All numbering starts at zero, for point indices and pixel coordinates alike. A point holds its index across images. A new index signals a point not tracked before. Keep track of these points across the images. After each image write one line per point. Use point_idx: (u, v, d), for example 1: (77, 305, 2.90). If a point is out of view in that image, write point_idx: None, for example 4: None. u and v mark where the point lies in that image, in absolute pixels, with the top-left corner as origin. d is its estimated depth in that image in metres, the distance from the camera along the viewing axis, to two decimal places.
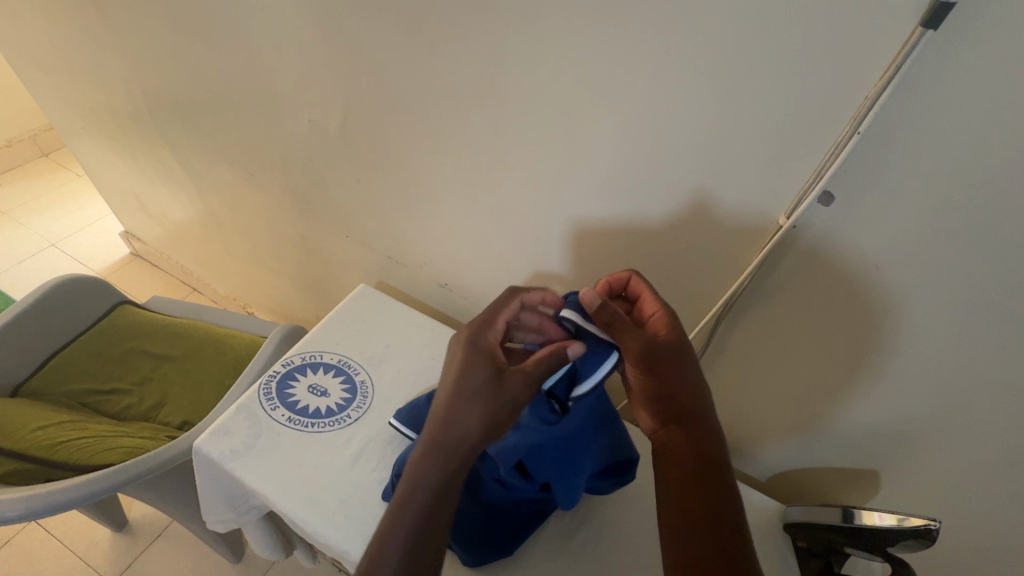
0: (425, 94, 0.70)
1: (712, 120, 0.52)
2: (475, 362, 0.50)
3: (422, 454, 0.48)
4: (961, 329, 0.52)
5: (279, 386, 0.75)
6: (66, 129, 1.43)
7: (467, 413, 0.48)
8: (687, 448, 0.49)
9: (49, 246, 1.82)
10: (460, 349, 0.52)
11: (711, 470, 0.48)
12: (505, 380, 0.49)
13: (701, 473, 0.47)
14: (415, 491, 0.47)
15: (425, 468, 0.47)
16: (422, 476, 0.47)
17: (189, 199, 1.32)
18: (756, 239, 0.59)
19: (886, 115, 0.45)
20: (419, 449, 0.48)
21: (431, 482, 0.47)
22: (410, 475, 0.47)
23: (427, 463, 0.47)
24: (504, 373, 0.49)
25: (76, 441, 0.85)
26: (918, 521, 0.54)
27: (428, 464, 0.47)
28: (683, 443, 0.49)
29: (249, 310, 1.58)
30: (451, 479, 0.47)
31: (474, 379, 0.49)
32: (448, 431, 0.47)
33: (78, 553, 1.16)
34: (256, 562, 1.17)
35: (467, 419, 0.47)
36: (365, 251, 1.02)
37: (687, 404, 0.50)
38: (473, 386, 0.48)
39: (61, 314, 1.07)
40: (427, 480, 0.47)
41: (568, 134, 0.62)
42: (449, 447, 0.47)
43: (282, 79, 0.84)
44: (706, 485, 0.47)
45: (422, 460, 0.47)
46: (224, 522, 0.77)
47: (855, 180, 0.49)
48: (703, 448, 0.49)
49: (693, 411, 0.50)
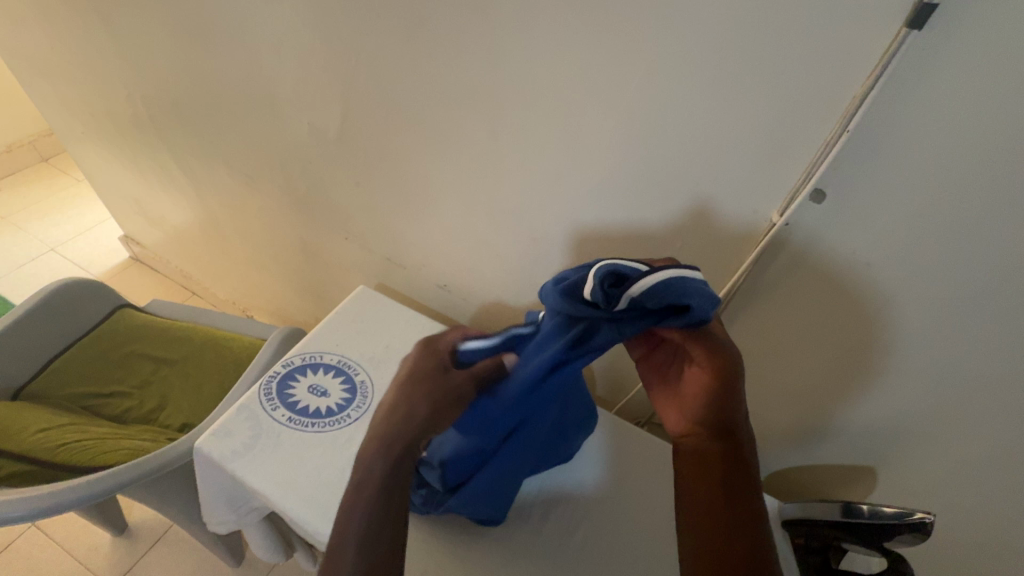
0: (423, 97, 0.71)
1: (706, 121, 0.53)
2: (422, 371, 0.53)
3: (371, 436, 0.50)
4: (952, 323, 0.53)
5: (279, 386, 0.76)
6: (66, 133, 1.43)
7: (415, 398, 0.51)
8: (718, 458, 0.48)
9: (48, 251, 1.82)
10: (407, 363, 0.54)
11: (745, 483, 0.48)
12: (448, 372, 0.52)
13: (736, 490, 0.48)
14: (366, 491, 0.46)
15: (373, 453, 0.48)
16: (366, 468, 0.48)
17: (189, 203, 1.33)
18: (749, 238, 0.59)
19: (874, 114, 0.46)
20: (361, 448, 0.50)
21: (383, 461, 0.48)
22: (356, 475, 0.48)
23: (372, 450, 0.49)
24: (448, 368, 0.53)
25: (77, 443, 0.85)
26: (915, 514, 0.55)
27: (374, 452, 0.48)
28: (723, 458, 0.48)
29: (249, 313, 1.59)
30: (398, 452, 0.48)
31: (420, 368, 0.53)
32: (386, 422, 0.49)
33: (78, 556, 1.16)
34: (257, 565, 1.17)
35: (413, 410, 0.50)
36: (364, 253, 1.03)
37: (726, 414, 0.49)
38: (424, 373, 0.52)
39: (61, 317, 1.07)
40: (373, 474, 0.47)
41: (563, 135, 0.63)
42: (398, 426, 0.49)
43: (281, 82, 0.84)
44: (739, 501, 0.47)
45: (368, 450, 0.49)
46: (225, 522, 0.77)
47: (845, 179, 0.50)
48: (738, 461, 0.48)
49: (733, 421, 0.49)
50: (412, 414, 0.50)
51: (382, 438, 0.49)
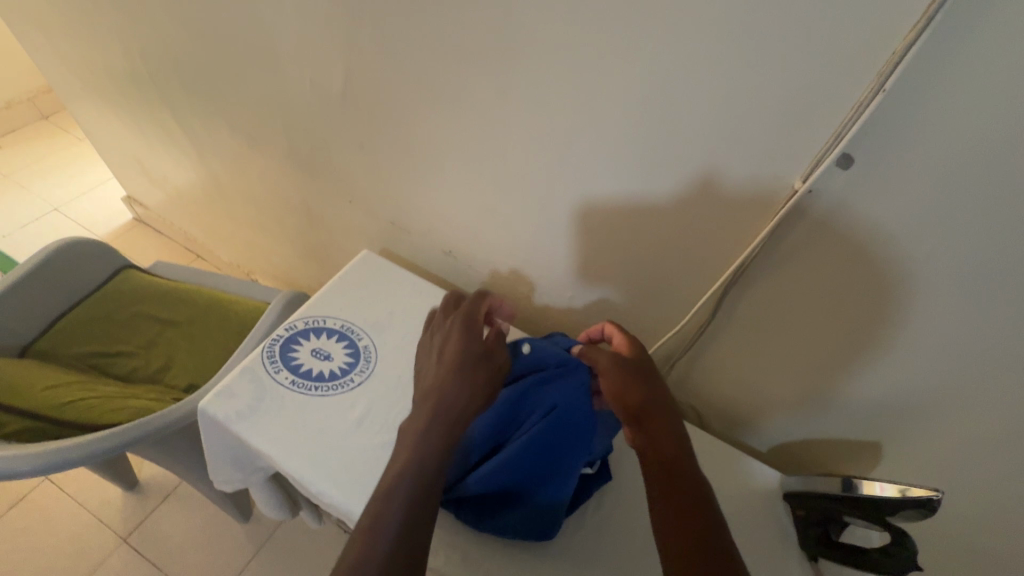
0: (429, 52, 0.67)
1: (730, 80, 0.50)
2: (471, 339, 0.60)
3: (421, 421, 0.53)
4: (976, 299, 0.51)
5: (282, 349, 0.76)
6: (63, 88, 1.40)
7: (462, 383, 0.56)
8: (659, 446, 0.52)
9: (52, 211, 1.81)
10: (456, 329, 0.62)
11: (687, 472, 0.51)
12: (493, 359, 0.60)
13: (679, 481, 0.49)
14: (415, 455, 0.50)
15: (419, 436, 0.51)
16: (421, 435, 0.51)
17: (191, 163, 1.30)
18: (767, 206, 0.57)
19: (914, 72, 0.42)
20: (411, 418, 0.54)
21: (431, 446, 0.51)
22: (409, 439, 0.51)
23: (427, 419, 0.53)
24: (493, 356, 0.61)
25: (83, 401, 0.86)
26: (920, 492, 0.53)
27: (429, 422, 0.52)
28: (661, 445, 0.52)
29: (253, 277, 1.58)
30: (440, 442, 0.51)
31: (469, 352, 0.59)
32: (443, 406, 0.54)
33: (91, 510, 1.20)
34: (264, 522, 1.20)
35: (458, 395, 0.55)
36: (368, 217, 1.01)
37: (658, 406, 0.55)
38: (473, 356, 0.59)
39: (64, 276, 1.06)
40: (422, 448, 0.51)
41: (576, 93, 0.60)
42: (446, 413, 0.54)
43: (280, 35, 0.81)
44: (687, 487, 0.49)
45: (422, 429, 0.52)
46: (230, 481, 0.78)
47: (876, 143, 0.47)
48: (676, 452, 0.52)
49: (665, 411, 0.55)
50: (458, 398, 0.55)
51: (438, 418, 0.53)
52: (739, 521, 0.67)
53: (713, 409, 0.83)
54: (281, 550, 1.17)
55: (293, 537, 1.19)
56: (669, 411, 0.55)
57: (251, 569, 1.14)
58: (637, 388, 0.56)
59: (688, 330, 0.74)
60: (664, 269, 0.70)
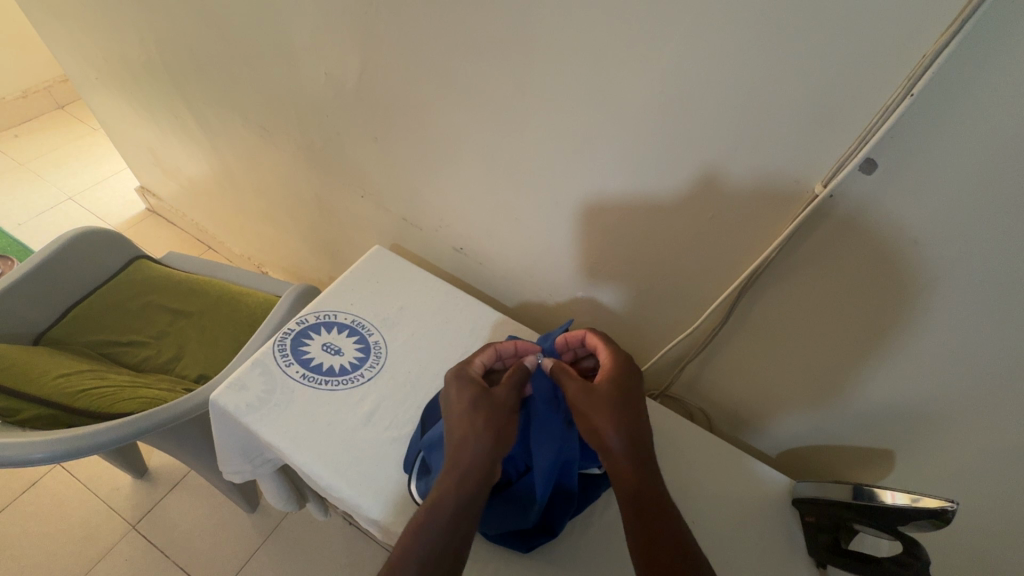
0: (447, 47, 0.67)
1: (754, 80, 0.49)
2: (466, 385, 0.60)
3: (441, 483, 0.52)
4: (997, 308, 0.50)
5: (293, 342, 0.76)
6: (80, 78, 1.41)
7: (477, 442, 0.54)
8: (636, 479, 0.53)
9: (67, 200, 1.83)
10: (450, 384, 0.61)
11: (659, 503, 0.52)
12: (493, 393, 0.59)
13: (653, 511, 0.51)
14: (466, 479, 0.52)
15: (434, 502, 0.50)
16: (467, 457, 0.53)
17: (204, 155, 1.31)
18: (785, 209, 0.56)
19: (944, 74, 0.42)
20: (454, 435, 0.55)
21: (444, 512, 0.49)
22: (459, 461, 0.53)
23: (478, 437, 0.54)
24: (492, 392, 0.59)
25: (99, 389, 0.87)
26: (933, 502, 0.52)
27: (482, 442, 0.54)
28: (638, 472, 0.53)
29: (264, 269, 1.59)
30: (461, 504, 0.50)
31: (466, 395, 0.59)
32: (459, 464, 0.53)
33: (101, 496, 1.21)
34: (271, 513, 1.22)
35: (474, 453, 0.53)
36: (380, 212, 1.01)
37: (638, 432, 0.56)
38: (473, 402, 0.58)
39: (79, 265, 1.07)
40: (439, 515, 0.49)
41: (596, 90, 0.59)
42: (464, 472, 0.52)
43: (297, 27, 0.80)
44: (660, 516, 0.51)
45: (441, 493, 0.51)
46: (240, 472, 0.78)
47: (903, 146, 0.46)
48: (652, 481, 0.53)
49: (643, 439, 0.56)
50: (475, 458, 0.53)
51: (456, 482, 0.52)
52: (747, 525, 0.67)
53: (724, 411, 0.82)
54: (287, 542, 1.18)
55: (299, 528, 1.20)
56: (646, 432, 0.57)
57: (258, 559, 1.15)
58: (624, 410, 0.57)
59: (699, 335, 0.74)
60: (678, 271, 0.70)
